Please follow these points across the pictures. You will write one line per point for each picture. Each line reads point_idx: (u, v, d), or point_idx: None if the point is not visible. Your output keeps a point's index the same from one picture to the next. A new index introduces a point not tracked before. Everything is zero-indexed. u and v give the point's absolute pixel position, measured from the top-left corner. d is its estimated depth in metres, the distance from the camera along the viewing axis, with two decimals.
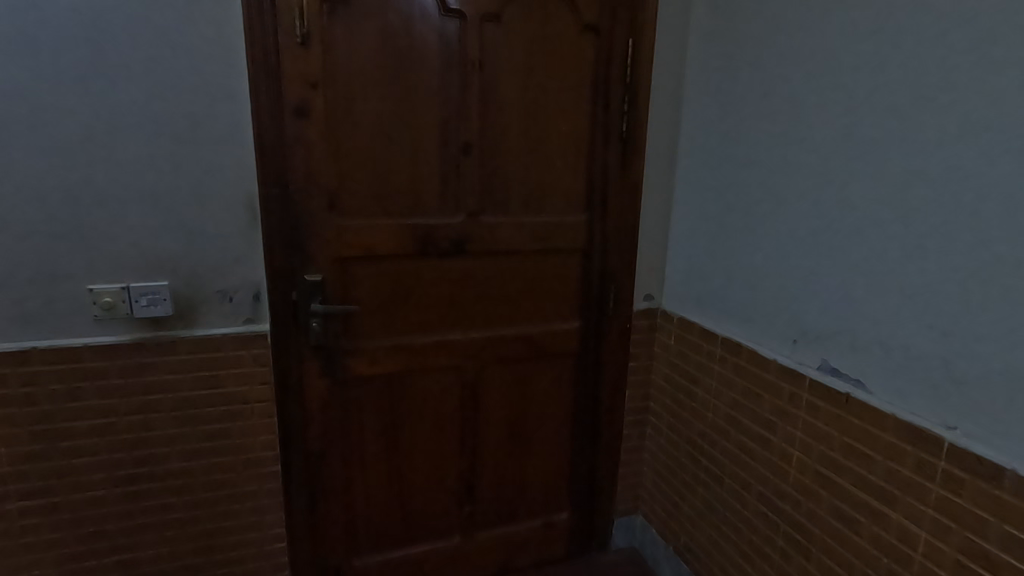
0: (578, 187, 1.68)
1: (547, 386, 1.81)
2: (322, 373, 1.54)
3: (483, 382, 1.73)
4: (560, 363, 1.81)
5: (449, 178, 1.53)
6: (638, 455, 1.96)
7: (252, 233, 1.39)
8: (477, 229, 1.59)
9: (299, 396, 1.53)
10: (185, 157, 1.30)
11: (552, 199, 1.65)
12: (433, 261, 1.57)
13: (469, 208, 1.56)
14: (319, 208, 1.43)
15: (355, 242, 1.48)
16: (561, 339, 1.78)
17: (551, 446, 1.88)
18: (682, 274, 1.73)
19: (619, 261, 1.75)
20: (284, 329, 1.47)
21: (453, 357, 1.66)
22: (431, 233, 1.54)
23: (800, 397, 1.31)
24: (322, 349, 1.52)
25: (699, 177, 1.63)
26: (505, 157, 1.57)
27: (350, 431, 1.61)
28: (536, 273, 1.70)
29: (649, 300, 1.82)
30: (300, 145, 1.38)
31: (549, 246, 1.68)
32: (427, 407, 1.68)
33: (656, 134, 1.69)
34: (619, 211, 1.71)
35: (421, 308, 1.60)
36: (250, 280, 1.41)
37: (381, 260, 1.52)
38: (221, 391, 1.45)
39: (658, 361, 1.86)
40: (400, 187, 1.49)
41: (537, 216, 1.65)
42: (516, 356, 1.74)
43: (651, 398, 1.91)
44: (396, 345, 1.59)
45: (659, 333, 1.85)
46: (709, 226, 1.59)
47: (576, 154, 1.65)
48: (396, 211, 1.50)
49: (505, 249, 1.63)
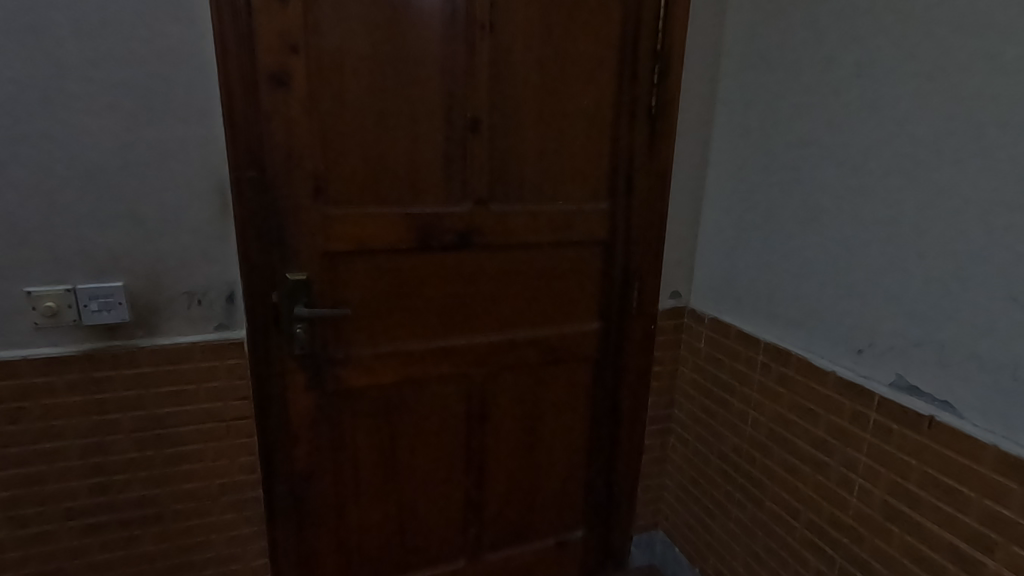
0: (599, 172, 1.48)
1: (562, 395, 1.63)
2: (308, 385, 1.33)
3: (492, 392, 1.53)
4: (576, 369, 1.62)
5: (456, 161, 1.32)
6: (660, 467, 1.79)
7: (223, 226, 1.18)
8: (486, 218, 1.38)
9: (282, 412, 1.33)
10: (140, 133, 1.08)
11: (571, 186, 1.45)
12: (435, 256, 1.37)
13: (477, 196, 1.35)
14: (304, 195, 1.22)
15: (347, 235, 1.27)
16: (579, 342, 1.59)
17: (566, 459, 1.70)
18: (714, 270, 1.54)
19: (645, 254, 1.55)
20: (263, 336, 1.27)
21: (458, 365, 1.47)
22: (433, 225, 1.34)
23: (867, 417, 1.13)
24: (308, 358, 1.31)
25: (740, 160, 1.43)
26: (519, 137, 1.36)
27: (342, 449, 1.41)
28: (553, 268, 1.50)
29: (676, 298, 1.64)
30: (280, 120, 1.16)
31: (567, 238, 1.48)
32: (429, 420, 1.49)
33: (688, 111, 1.49)
34: (646, 199, 1.51)
35: (421, 311, 1.39)
36: (222, 281, 1.20)
37: (376, 255, 1.31)
38: (192, 408, 1.25)
39: (685, 365, 1.68)
40: (398, 170, 1.28)
41: (554, 204, 1.44)
42: (529, 362, 1.55)
43: (676, 405, 1.73)
44: (394, 352, 1.39)
45: (686, 334, 1.67)
46: (750, 217, 1.41)
47: (598, 134, 1.45)
48: (395, 199, 1.29)
49: (518, 242, 1.43)
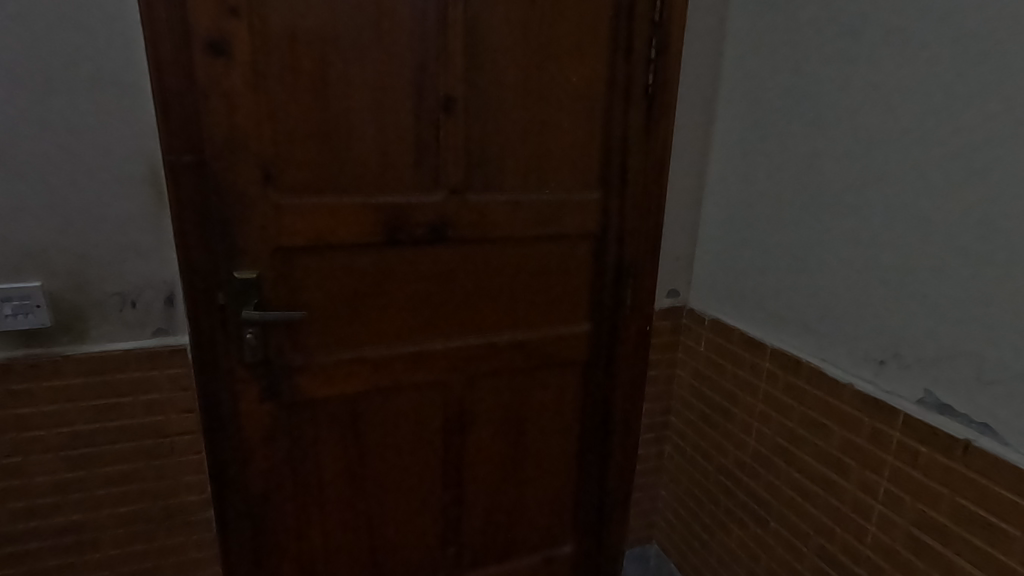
0: (590, 158, 1.33)
1: (549, 402, 1.50)
2: (262, 396, 1.19)
3: (471, 400, 1.40)
4: (564, 374, 1.49)
5: (428, 144, 1.18)
6: (655, 478, 1.66)
7: (158, 217, 1.03)
8: (463, 209, 1.24)
9: (234, 426, 1.19)
10: (53, 109, 0.93)
11: (558, 174, 1.31)
12: (405, 251, 1.22)
13: (452, 184, 1.21)
14: (254, 182, 1.07)
15: (303, 228, 1.12)
16: (568, 345, 1.46)
17: (553, 470, 1.57)
18: (716, 266, 1.41)
19: (639, 249, 1.42)
20: (208, 342, 1.12)
21: (434, 372, 1.33)
22: (403, 216, 1.19)
23: (889, 436, 1.00)
24: (261, 366, 1.17)
25: (746, 145, 1.29)
26: (500, 118, 1.22)
27: (303, 465, 1.28)
28: (539, 264, 1.36)
29: (673, 296, 1.50)
30: (222, 95, 1.01)
31: (554, 231, 1.34)
32: (401, 432, 1.35)
33: (689, 91, 1.34)
34: (642, 188, 1.37)
35: (391, 312, 1.25)
36: (159, 280, 1.06)
37: (338, 250, 1.17)
38: (128, 423, 1.11)
39: (683, 369, 1.55)
40: (363, 155, 1.13)
41: (540, 193, 1.30)
42: (513, 367, 1.41)
43: (672, 412, 1.60)
44: (360, 358, 1.25)
45: (683, 336, 1.53)
46: (757, 208, 1.27)
47: (589, 116, 1.30)
48: (359, 187, 1.15)
49: (499, 236, 1.29)
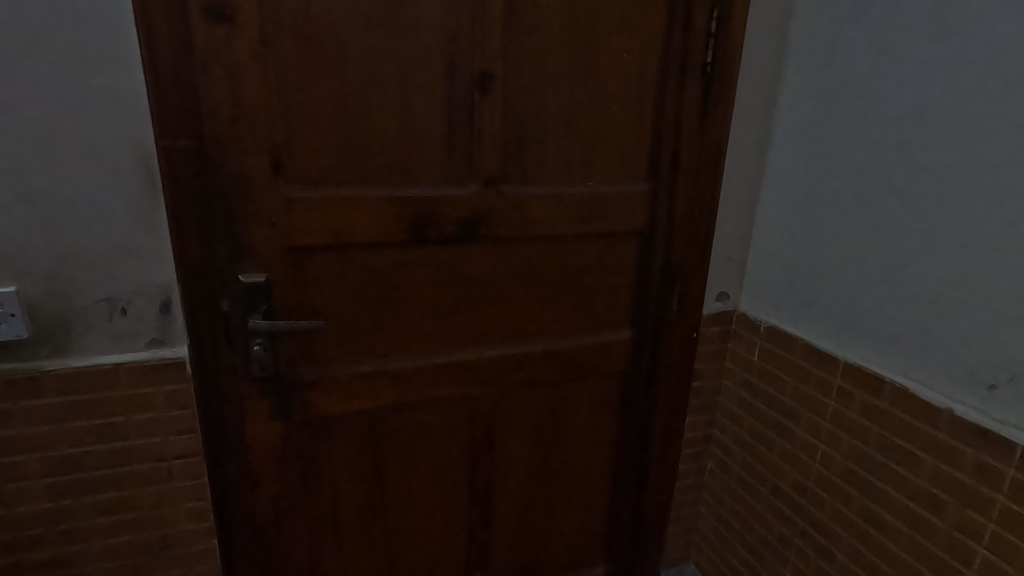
0: (639, 146, 1.18)
1: (585, 416, 1.36)
2: (271, 415, 1.05)
3: (502, 415, 1.26)
4: (602, 386, 1.35)
5: (461, 129, 1.03)
6: (695, 495, 1.54)
7: (151, 213, 0.89)
8: (498, 203, 1.09)
9: (239, 448, 1.05)
10: (24, 83, 0.78)
11: (604, 163, 1.16)
12: (433, 252, 1.08)
13: (487, 175, 1.06)
14: (263, 172, 0.92)
15: (319, 225, 0.98)
16: (607, 354, 1.32)
17: (587, 488, 1.44)
18: (775, 267, 1.27)
19: (689, 249, 1.27)
20: (210, 356, 0.98)
21: (462, 386, 1.19)
22: (431, 212, 1.04)
23: (1001, 474, 0.87)
24: (271, 381, 1.03)
25: (817, 133, 1.14)
26: (542, 99, 1.06)
27: (317, 488, 1.14)
28: (580, 265, 1.22)
29: (723, 300, 1.36)
30: (225, 68, 0.86)
31: (598, 228, 1.19)
32: (425, 451, 1.22)
33: (750, 71, 1.19)
34: (695, 179, 1.22)
35: (415, 320, 1.11)
36: (154, 284, 0.92)
37: (357, 250, 1.03)
38: (120, 446, 0.98)
39: (730, 380, 1.42)
40: (387, 141, 0.98)
41: (583, 186, 1.15)
42: (548, 379, 1.27)
43: (716, 425, 1.47)
44: (382, 372, 1.11)
45: (732, 343, 1.40)
46: (828, 205, 1.12)
47: (640, 98, 1.15)
48: (384, 179, 1.00)
49: (538, 234, 1.14)
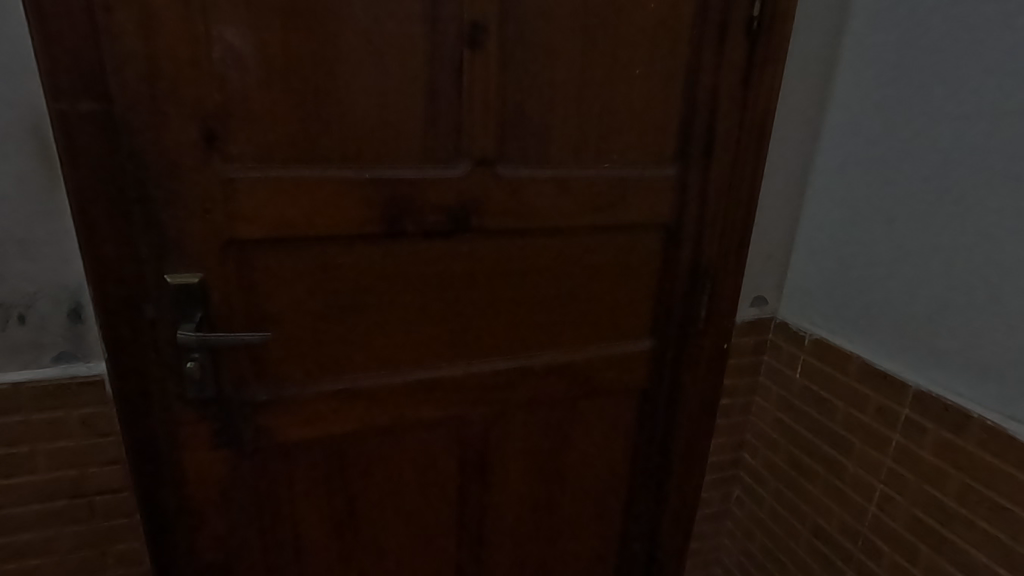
0: (667, 121, 0.97)
1: (595, 439, 1.17)
2: (216, 443, 0.87)
3: (498, 438, 1.07)
4: (615, 405, 1.16)
5: (447, 95, 0.82)
6: (718, 525, 1.35)
7: (49, 196, 0.70)
8: (494, 189, 0.89)
9: (178, 482, 0.88)
10: None
11: (623, 141, 0.95)
12: (412, 247, 0.88)
13: (481, 153, 0.86)
14: (194, 144, 0.73)
15: (267, 214, 0.79)
16: (623, 368, 1.12)
17: (596, 519, 1.25)
18: (827, 269, 1.06)
19: (723, 245, 1.07)
20: (133, 375, 0.80)
21: (449, 406, 1.00)
22: (411, 198, 0.85)
23: None
24: (212, 404, 0.85)
25: (888, 106, 0.93)
26: (549, 59, 0.86)
27: (275, 525, 0.97)
28: (593, 264, 1.02)
29: (759, 306, 1.16)
30: (135, 8, 0.67)
31: (615, 220, 0.99)
32: (407, 480, 1.03)
33: (804, 28, 0.97)
34: (732, 163, 1.02)
35: (392, 329, 0.92)
36: (58, 286, 0.74)
37: (319, 245, 0.83)
38: (27, 481, 0.80)
39: (765, 398, 1.22)
40: (353, 108, 0.79)
41: (599, 169, 0.95)
42: (553, 397, 1.08)
43: (746, 448, 1.28)
44: (353, 391, 0.92)
45: (769, 356, 1.20)
46: (900, 196, 0.91)
47: (670, 60, 0.93)
48: (350, 157, 0.81)
49: (543, 225, 0.94)
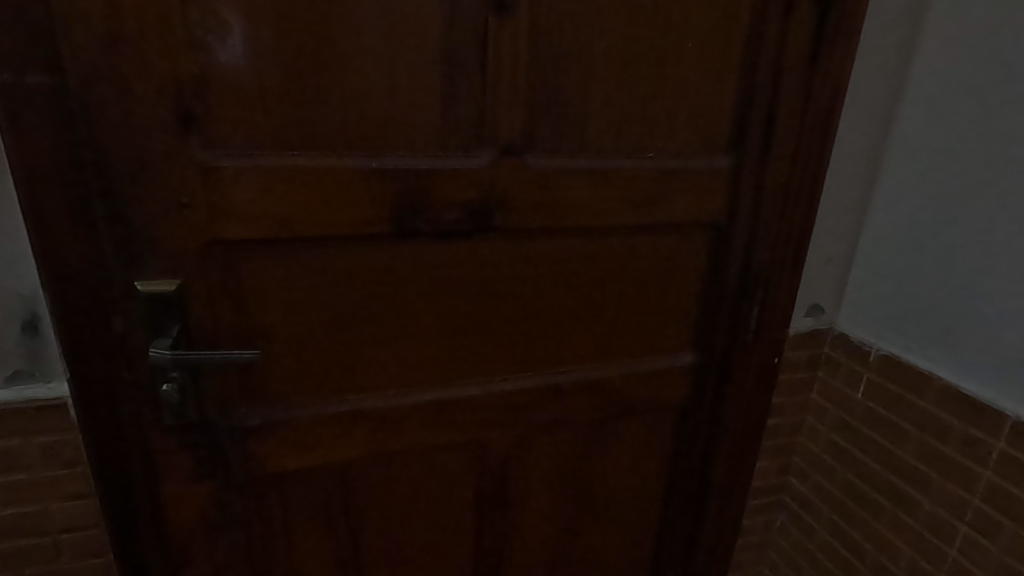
0: (720, 103, 0.84)
1: (627, 463, 1.04)
2: (199, 474, 0.76)
3: (521, 464, 0.95)
4: (651, 425, 1.03)
5: (468, 70, 0.70)
6: (758, 554, 1.22)
7: None
8: (522, 183, 0.76)
9: (156, 518, 0.76)
10: None
11: (670, 127, 0.82)
12: (427, 249, 0.76)
13: (507, 141, 0.74)
14: (167, 126, 0.61)
15: (258, 210, 0.67)
16: (662, 385, 0.99)
17: (625, 549, 1.13)
18: (901, 276, 0.93)
19: (778, 247, 0.94)
20: (100, 399, 0.68)
21: (468, 429, 0.88)
22: (426, 192, 0.72)
23: None
24: (194, 430, 0.73)
25: (985, 86, 0.79)
26: (589, 29, 0.73)
27: (269, 563, 0.85)
28: (633, 268, 0.89)
29: (815, 315, 1.03)
30: None
31: (658, 218, 0.86)
32: (418, 511, 0.91)
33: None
34: (793, 153, 0.88)
35: (404, 343, 0.80)
36: (8, 295, 0.63)
37: (319, 247, 0.71)
38: None
39: (818, 418, 1.09)
40: (358, 85, 0.66)
41: (642, 159, 0.82)
42: (584, 418, 0.96)
43: (793, 472, 1.15)
44: (358, 414, 0.80)
45: (824, 372, 1.07)
46: (1001, 195, 0.78)
47: (727, 33, 0.80)
48: (354, 144, 0.69)
49: (577, 225, 0.82)
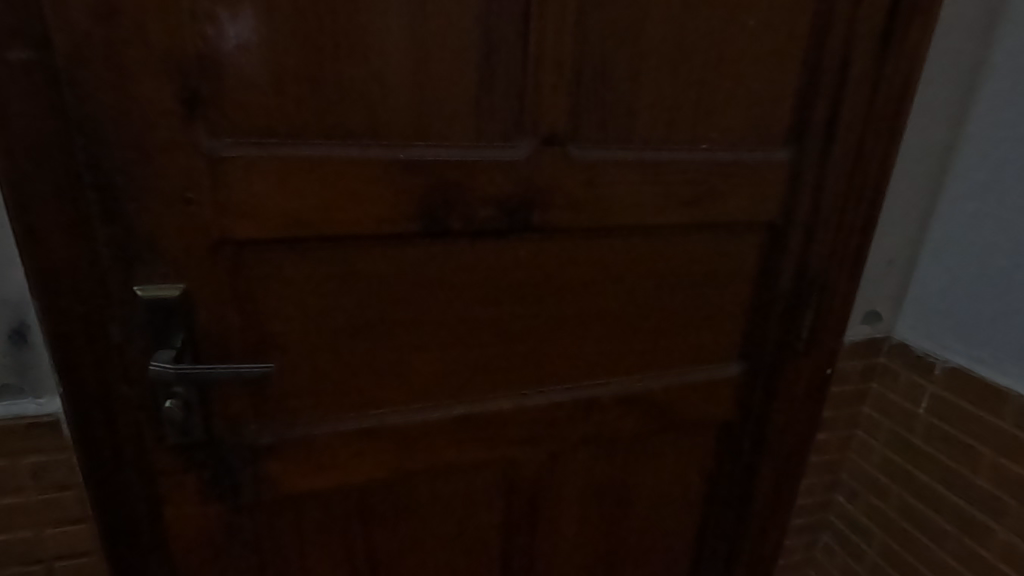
0: (781, 90, 0.75)
1: (665, 481, 0.97)
2: (205, 497, 0.69)
3: (553, 483, 0.88)
4: (691, 441, 0.96)
5: (508, 51, 0.62)
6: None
7: None
8: (565, 178, 0.69)
9: (158, 546, 0.69)
10: None
11: (726, 116, 0.74)
12: (459, 251, 0.69)
13: (549, 131, 0.66)
14: (169, 111, 0.54)
15: (273, 208, 0.59)
16: (706, 398, 0.92)
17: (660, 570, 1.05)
18: (976, 281, 0.84)
19: (837, 250, 0.86)
20: (96, 418, 0.61)
21: (498, 446, 0.81)
22: (459, 188, 0.65)
23: None
24: (200, 450, 0.67)
25: None
26: (642, 4, 0.65)
27: None
28: (680, 271, 0.82)
29: (872, 323, 0.95)
30: None
31: (710, 217, 0.78)
32: (442, 534, 0.84)
33: None
34: (858, 146, 0.80)
35: (431, 354, 0.73)
36: None
37: (341, 249, 0.64)
38: None
39: (871, 433, 1.01)
40: (385, 65, 0.58)
41: (695, 152, 0.74)
42: (622, 434, 0.88)
43: (840, 490, 1.07)
44: (381, 431, 0.73)
45: (879, 383, 0.99)
46: None
47: (792, 11, 0.72)
48: (380, 132, 0.61)
49: (622, 224, 0.74)
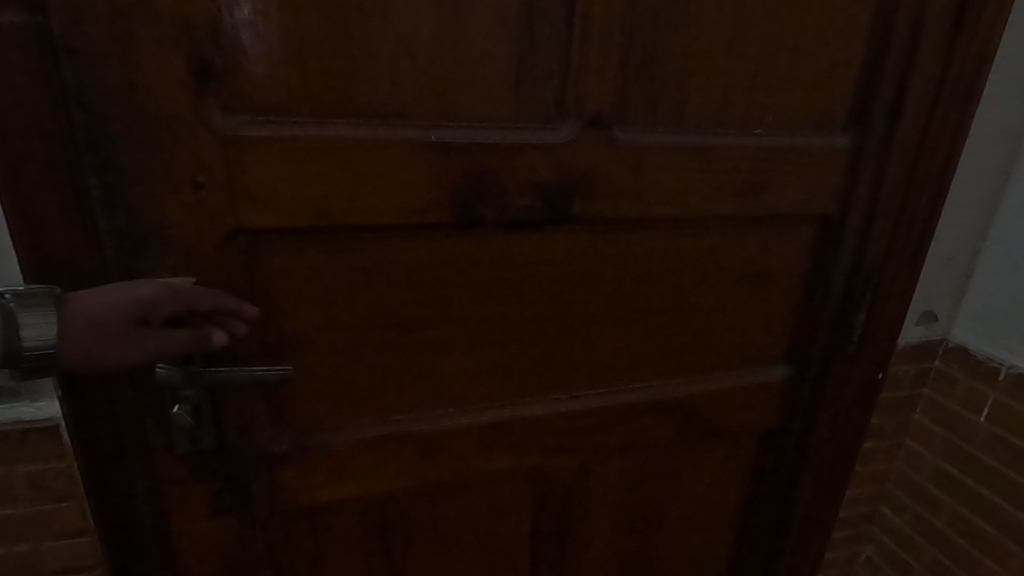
0: (843, 70, 0.69)
1: (702, 491, 0.91)
2: (216, 508, 0.64)
3: (585, 493, 0.82)
4: (731, 448, 0.90)
5: (551, 22, 0.56)
6: None
7: None
8: (610, 164, 0.63)
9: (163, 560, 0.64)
10: None
11: (784, 97, 0.68)
12: (493, 243, 0.63)
13: (595, 112, 0.60)
14: (179, 84, 0.48)
15: (292, 193, 0.54)
16: (748, 404, 0.86)
17: None
18: None
19: (896, 245, 0.79)
20: (96, 422, 0.56)
21: (529, 454, 0.75)
22: (495, 174, 0.59)
23: None
24: (210, 458, 0.61)
25: None
26: None
27: None
28: (727, 267, 0.75)
29: (927, 324, 0.88)
30: None
31: (762, 210, 0.72)
32: (467, 547, 0.79)
33: None
34: (925, 132, 0.73)
35: (459, 355, 0.67)
36: None
37: (363, 240, 0.58)
38: None
39: (921, 442, 0.95)
40: (416, 36, 0.53)
41: (749, 138, 0.68)
42: (659, 441, 0.82)
43: (884, 501, 1.01)
44: (405, 437, 0.68)
45: (932, 390, 0.92)
46: None
47: None
48: (409, 111, 0.55)
49: (668, 216, 0.68)
